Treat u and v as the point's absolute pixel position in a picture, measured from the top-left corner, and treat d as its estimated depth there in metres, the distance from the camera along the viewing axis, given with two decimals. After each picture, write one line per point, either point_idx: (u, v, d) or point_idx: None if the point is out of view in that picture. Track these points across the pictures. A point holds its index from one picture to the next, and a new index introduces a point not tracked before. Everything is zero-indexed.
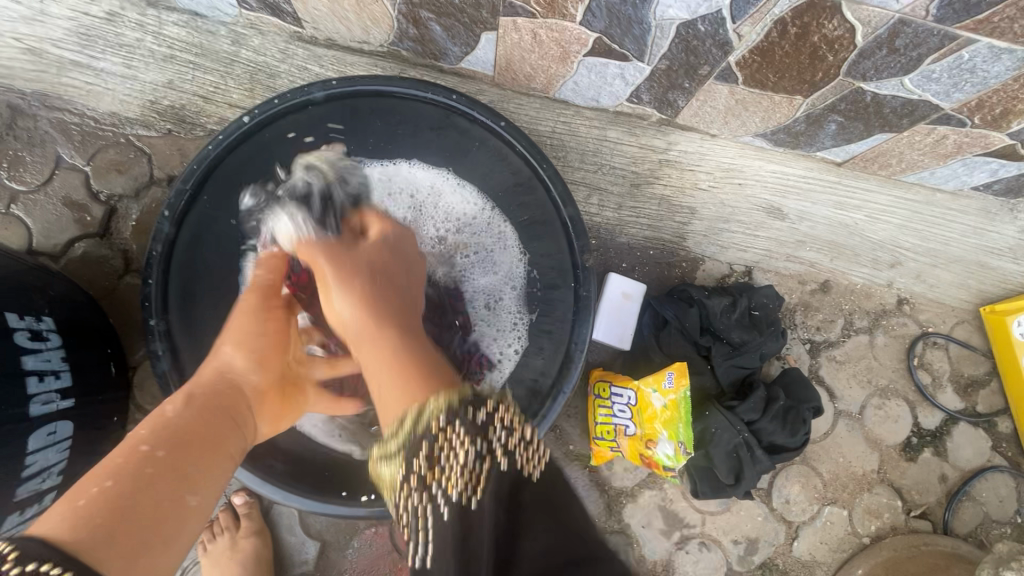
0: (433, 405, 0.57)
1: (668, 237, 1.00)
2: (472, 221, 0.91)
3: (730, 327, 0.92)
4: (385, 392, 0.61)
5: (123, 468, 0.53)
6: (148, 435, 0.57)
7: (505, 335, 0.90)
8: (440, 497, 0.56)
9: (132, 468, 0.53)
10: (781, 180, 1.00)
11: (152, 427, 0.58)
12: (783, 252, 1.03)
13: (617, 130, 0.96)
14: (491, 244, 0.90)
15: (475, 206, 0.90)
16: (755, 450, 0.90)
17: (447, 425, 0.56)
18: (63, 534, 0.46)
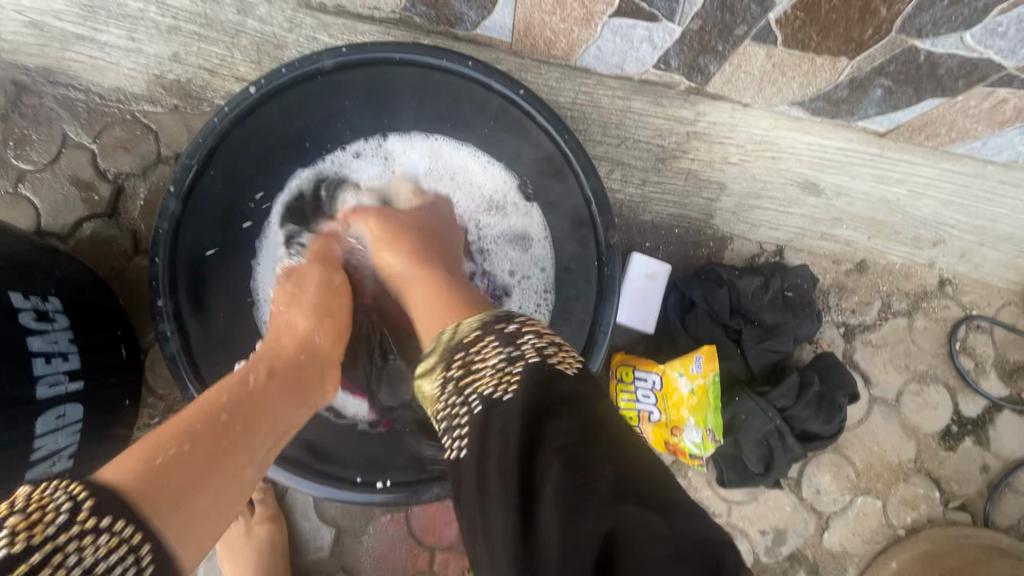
0: (465, 325, 0.59)
1: (695, 214, 0.95)
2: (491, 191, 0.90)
3: (762, 309, 0.87)
4: (430, 315, 0.68)
5: (203, 428, 0.52)
6: (229, 394, 0.58)
7: (527, 306, 0.89)
8: (475, 403, 0.51)
9: (214, 423, 0.53)
10: (817, 153, 0.94)
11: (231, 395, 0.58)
12: (818, 230, 0.97)
13: (642, 101, 0.91)
14: (509, 212, 0.90)
15: (493, 175, 0.90)
16: (787, 438, 0.86)
17: (477, 333, 0.57)
18: (136, 481, 0.45)
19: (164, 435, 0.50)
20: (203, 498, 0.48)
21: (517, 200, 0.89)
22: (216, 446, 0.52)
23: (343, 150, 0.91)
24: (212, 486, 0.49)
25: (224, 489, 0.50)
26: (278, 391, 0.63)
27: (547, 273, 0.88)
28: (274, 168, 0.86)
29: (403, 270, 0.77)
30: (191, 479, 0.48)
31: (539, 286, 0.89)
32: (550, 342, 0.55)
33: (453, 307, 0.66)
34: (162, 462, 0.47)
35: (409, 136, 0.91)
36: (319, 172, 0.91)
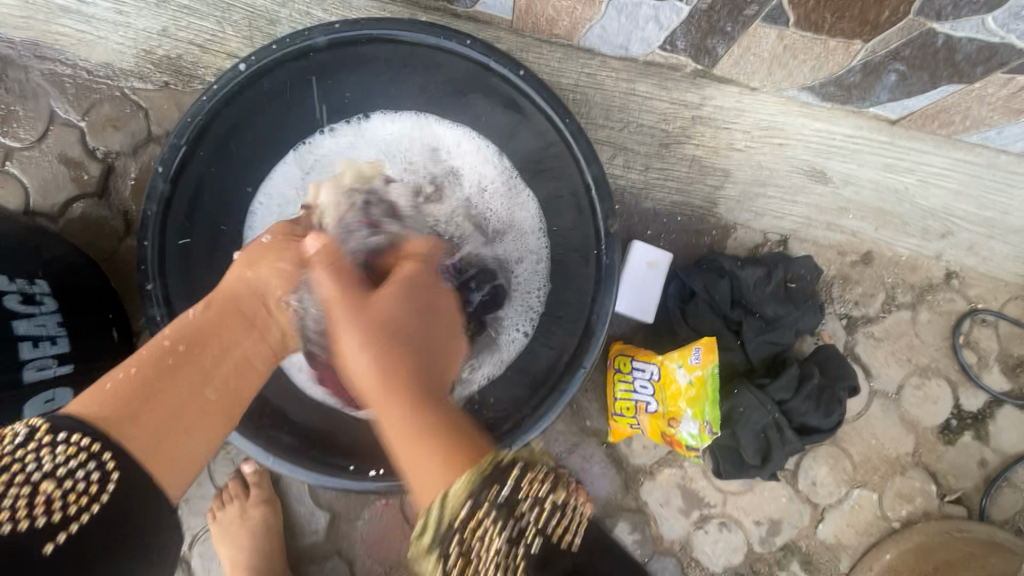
0: (456, 488, 0.48)
1: (698, 202, 0.93)
2: (483, 171, 0.88)
3: (764, 300, 0.86)
4: (406, 455, 0.51)
5: (157, 370, 0.56)
6: (172, 333, 0.60)
7: (528, 290, 0.86)
8: None
9: (164, 364, 0.57)
10: (826, 140, 0.91)
11: (148, 355, 0.58)
12: (823, 220, 0.95)
13: (646, 83, 0.88)
14: (508, 194, 0.87)
15: (488, 155, 0.87)
16: (785, 431, 0.85)
17: (473, 513, 0.49)
18: (89, 410, 0.52)
19: (150, 356, 0.58)
20: (147, 429, 0.54)
21: (516, 183, 0.86)
22: (148, 387, 0.55)
23: (326, 133, 0.88)
24: (179, 420, 0.56)
25: (168, 425, 0.55)
26: (234, 332, 0.63)
27: (543, 259, 0.86)
28: (268, 148, 0.84)
29: (370, 375, 0.57)
30: (156, 414, 0.55)
31: (535, 270, 0.86)
32: (551, 496, 0.55)
33: (443, 445, 0.50)
34: (117, 399, 0.53)
35: (394, 114, 0.88)
36: (302, 158, 0.88)
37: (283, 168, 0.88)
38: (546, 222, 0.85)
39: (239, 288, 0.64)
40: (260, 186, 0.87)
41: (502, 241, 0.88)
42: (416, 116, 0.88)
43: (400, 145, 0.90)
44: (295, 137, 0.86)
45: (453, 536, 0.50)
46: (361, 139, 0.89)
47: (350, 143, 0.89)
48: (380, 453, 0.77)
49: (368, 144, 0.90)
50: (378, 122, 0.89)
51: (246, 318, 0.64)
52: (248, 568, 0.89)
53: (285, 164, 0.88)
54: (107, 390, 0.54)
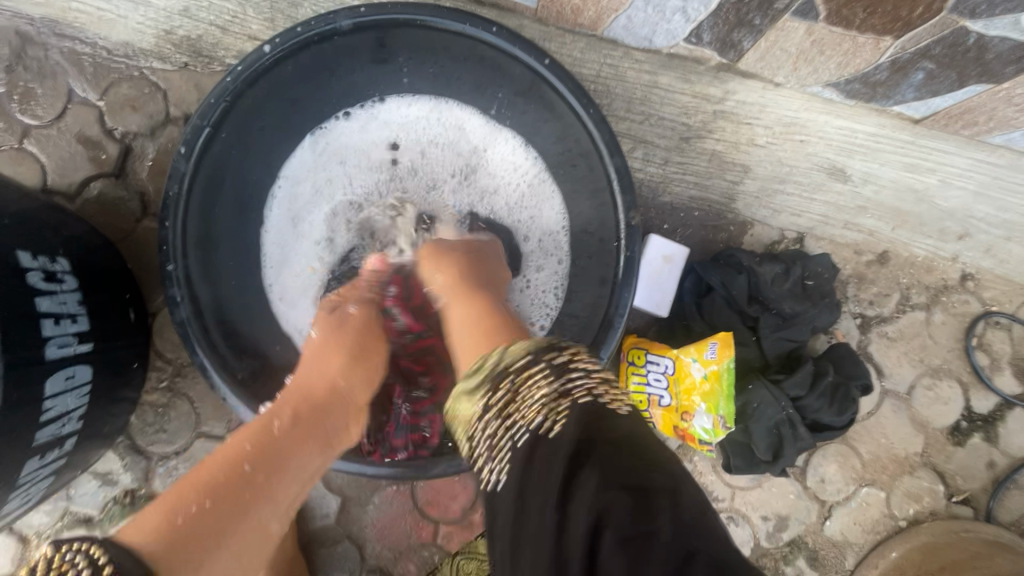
0: (510, 349, 0.55)
1: (716, 197, 0.92)
2: (502, 159, 0.89)
3: (781, 297, 0.86)
4: (464, 344, 0.62)
5: (228, 491, 0.51)
6: (252, 446, 0.57)
7: (546, 280, 0.88)
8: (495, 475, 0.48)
9: (238, 483, 0.52)
10: (847, 137, 0.90)
11: (221, 474, 0.53)
12: (841, 219, 0.94)
13: (669, 76, 0.87)
14: (525, 184, 0.88)
15: (505, 144, 0.88)
16: (798, 427, 0.85)
17: (519, 377, 0.51)
18: (157, 540, 0.46)
19: (219, 469, 0.53)
20: (224, 552, 0.48)
21: (537, 173, 0.87)
22: (215, 517, 0.49)
23: (343, 119, 0.88)
24: (244, 539, 0.50)
25: (234, 554, 0.49)
26: (316, 442, 0.62)
27: (560, 251, 0.87)
28: (288, 130, 0.84)
29: (439, 291, 0.74)
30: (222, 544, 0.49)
31: (552, 260, 0.87)
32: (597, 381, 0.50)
33: (493, 333, 0.60)
34: (179, 534, 0.47)
35: (410, 99, 0.88)
36: (318, 145, 0.88)
37: (299, 154, 0.88)
38: (567, 214, 0.85)
39: (322, 386, 0.67)
40: (277, 171, 0.87)
41: (519, 230, 0.89)
42: (430, 101, 0.88)
43: (412, 132, 0.90)
44: (313, 120, 0.86)
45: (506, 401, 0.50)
46: (374, 126, 0.90)
47: (365, 129, 0.89)
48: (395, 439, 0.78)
49: (382, 131, 0.90)
50: (394, 107, 0.89)
51: (321, 437, 0.63)
52: None
53: (300, 153, 0.88)
54: (175, 526, 0.47)
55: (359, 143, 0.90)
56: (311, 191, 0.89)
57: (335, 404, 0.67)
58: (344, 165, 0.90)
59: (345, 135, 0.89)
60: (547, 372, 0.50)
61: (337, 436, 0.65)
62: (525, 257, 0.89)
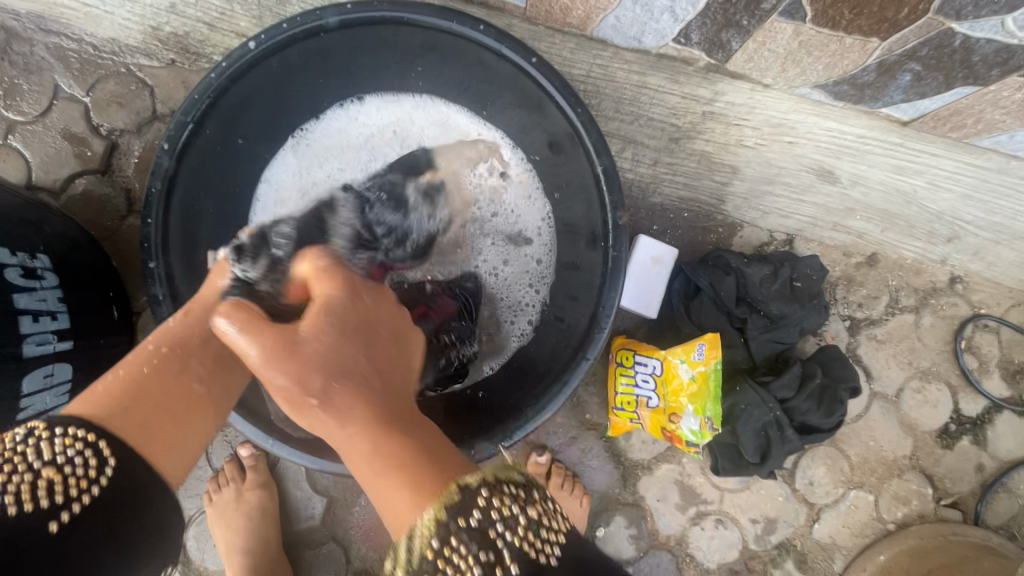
0: (425, 518, 0.41)
1: (706, 198, 0.93)
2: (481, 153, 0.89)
3: (769, 298, 0.84)
4: (360, 465, 0.44)
5: (121, 393, 0.51)
6: (153, 336, 0.55)
7: (531, 265, 0.88)
8: None
9: (141, 376, 0.52)
10: (836, 139, 0.90)
11: (114, 377, 0.52)
12: (830, 221, 0.95)
13: (658, 76, 0.87)
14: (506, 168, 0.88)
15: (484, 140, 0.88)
16: (785, 429, 0.84)
17: (444, 545, 0.41)
18: (92, 414, 0.50)
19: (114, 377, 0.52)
20: (129, 442, 0.50)
21: (521, 174, 0.88)
22: (116, 416, 0.50)
23: (323, 121, 0.88)
24: (173, 415, 0.52)
25: (153, 439, 0.51)
26: (222, 338, 0.58)
27: (541, 248, 0.88)
28: (271, 129, 0.83)
29: (293, 384, 0.47)
30: (150, 411, 0.51)
31: (536, 259, 0.88)
32: (531, 497, 0.48)
33: (418, 473, 0.42)
34: (119, 399, 0.51)
35: (385, 98, 0.89)
36: (298, 148, 0.89)
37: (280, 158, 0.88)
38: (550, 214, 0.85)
39: (215, 292, 0.60)
40: (262, 175, 0.87)
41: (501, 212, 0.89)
42: (402, 97, 0.88)
43: (384, 128, 0.90)
44: (296, 119, 0.85)
45: (428, 573, 0.42)
46: (347, 127, 0.90)
47: (338, 128, 0.89)
48: None
49: (355, 129, 0.90)
50: (368, 106, 0.89)
51: (227, 322, 0.59)
52: (244, 551, 0.89)
53: (282, 156, 0.88)
54: (96, 397, 0.51)
55: (331, 144, 0.90)
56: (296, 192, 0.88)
57: (241, 307, 0.61)
58: (324, 166, 0.90)
59: (322, 136, 0.89)
60: (487, 482, 0.45)
61: (250, 321, 0.62)
62: (512, 246, 0.89)
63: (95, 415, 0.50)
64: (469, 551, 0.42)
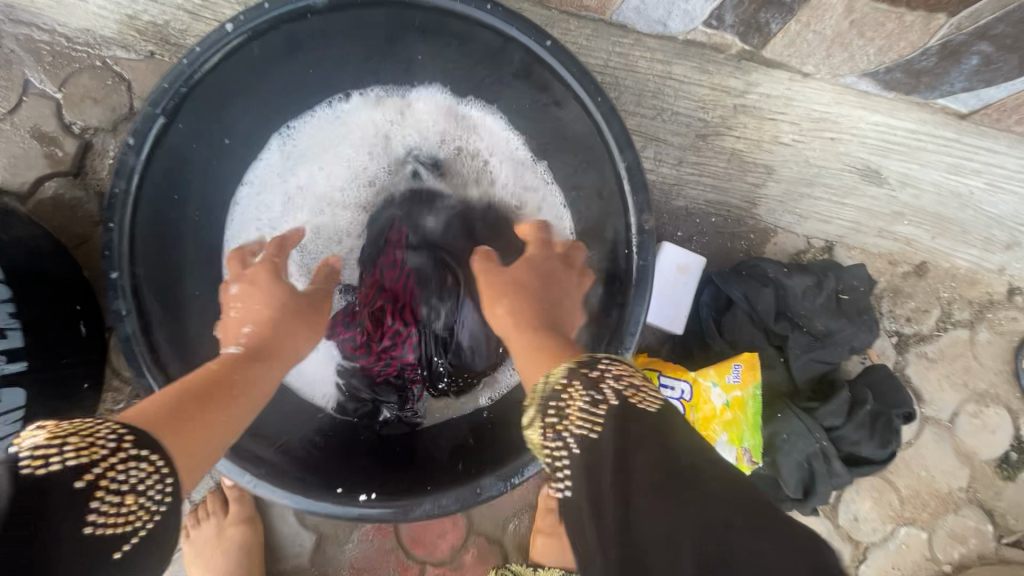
0: (553, 372, 0.48)
1: (736, 201, 0.83)
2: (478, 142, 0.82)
3: (814, 312, 0.74)
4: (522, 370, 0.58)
5: (224, 390, 0.50)
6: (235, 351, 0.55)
7: None
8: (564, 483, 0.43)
9: (209, 400, 0.49)
10: (884, 135, 0.81)
11: (224, 373, 0.52)
12: (875, 226, 0.85)
13: (684, 66, 0.78)
14: (507, 156, 0.82)
15: (486, 134, 0.82)
16: (834, 462, 0.74)
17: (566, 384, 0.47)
18: (143, 416, 0.45)
19: (222, 369, 0.52)
20: (191, 437, 0.46)
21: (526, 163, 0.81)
22: (204, 408, 0.48)
23: (305, 121, 0.81)
24: (212, 433, 0.48)
25: (196, 441, 0.46)
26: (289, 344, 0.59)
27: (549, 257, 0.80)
28: (250, 123, 0.75)
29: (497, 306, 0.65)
30: (198, 424, 0.47)
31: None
32: (628, 370, 0.48)
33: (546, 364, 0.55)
34: (173, 408, 0.47)
35: (379, 96, 0.82)
36: (283, 149, 0.82)
37: (261, 165, 0.81)
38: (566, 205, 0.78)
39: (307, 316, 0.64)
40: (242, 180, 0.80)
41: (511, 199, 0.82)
42: (382, 88, 0.81)
43: (369, 124, 0.83)
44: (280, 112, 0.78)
45: (544, 409, 0.46)
46: (328, 126, 0.83)
47: (318, 127, 0.82)
48: (371, 474, 0.67)
49: (334, 127, 0.83)
50: (360, 105, 0.82)
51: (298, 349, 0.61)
52: None
53: (266, 157, 0.81)
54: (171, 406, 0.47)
55: (313, 145, 0.83)
56: (280, 199, 0.83)
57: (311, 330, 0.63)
58: (307, 172, 0.83)
59: (302, 139, 0.82)
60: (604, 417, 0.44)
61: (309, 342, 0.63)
62: None
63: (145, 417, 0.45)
64: (581, 398, 0.45)
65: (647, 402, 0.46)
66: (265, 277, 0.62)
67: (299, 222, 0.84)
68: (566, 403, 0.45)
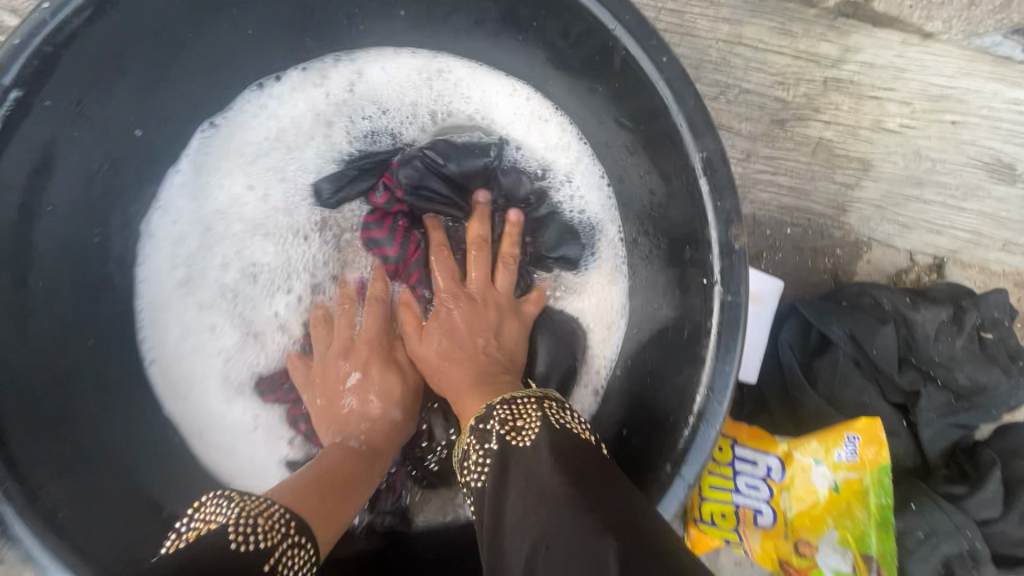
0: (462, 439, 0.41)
1: (820, 207, 0.63)
2: (468, 104, 0.59)
3: (951, 360, 0.54)
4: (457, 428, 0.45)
5: (347, 480, 0.43)
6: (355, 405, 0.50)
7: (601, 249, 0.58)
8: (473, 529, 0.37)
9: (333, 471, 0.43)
10: (1020, 119, 0.61)
11: (349, 465, 0.45)
12: (1001, 239, 0.65)
13: (759, 27, 0.59)
14: (516, 104, 0.58)
15: (483, 90, 0.58)
16: (989, 571, 0.52)
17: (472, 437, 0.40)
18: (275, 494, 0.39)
19: (340, 461, 0.45)
20: (331, 524, 0.39)
21: (539, 120, 0.58)
22: (331, 478, 0.42)
23: (222, 115, 0.58)
24: (331, 503, 0.40)
25: (328, 512, 0.40)
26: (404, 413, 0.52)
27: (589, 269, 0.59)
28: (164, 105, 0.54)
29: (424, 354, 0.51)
30: (326, 495, 0.41)
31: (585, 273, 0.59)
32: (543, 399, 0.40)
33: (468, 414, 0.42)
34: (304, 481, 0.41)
35: (319, 71, 0.58)
36: (196, 156, 0.58)
37: (170, 184, 0.57)
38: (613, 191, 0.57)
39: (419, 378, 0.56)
40: (144, 205, 0.56)
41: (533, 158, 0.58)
42: (321, 57, 0.58)
43: (309, 108, 0.59)
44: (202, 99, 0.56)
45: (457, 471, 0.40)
46: (253, 117, 0.58)
47: (242, 123, 0.58)
48: None
49: (262, 116, 0.58)
50: (298, 84, 0.58)
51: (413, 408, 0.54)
52: None
53: (178, 172, 0.57)
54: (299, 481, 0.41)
55: (235, 147, 0.58)
56: (201, 230, 0.58)
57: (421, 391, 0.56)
58: (234, 186, 0.58)
59: (223, 141, 0.58)
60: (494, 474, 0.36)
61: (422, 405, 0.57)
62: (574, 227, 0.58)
63: (282, 493, 0.39)
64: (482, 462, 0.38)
65: (527, 433, 0.36)
66: (378, 360, 0.53)
67: (237, 263, 0.58)
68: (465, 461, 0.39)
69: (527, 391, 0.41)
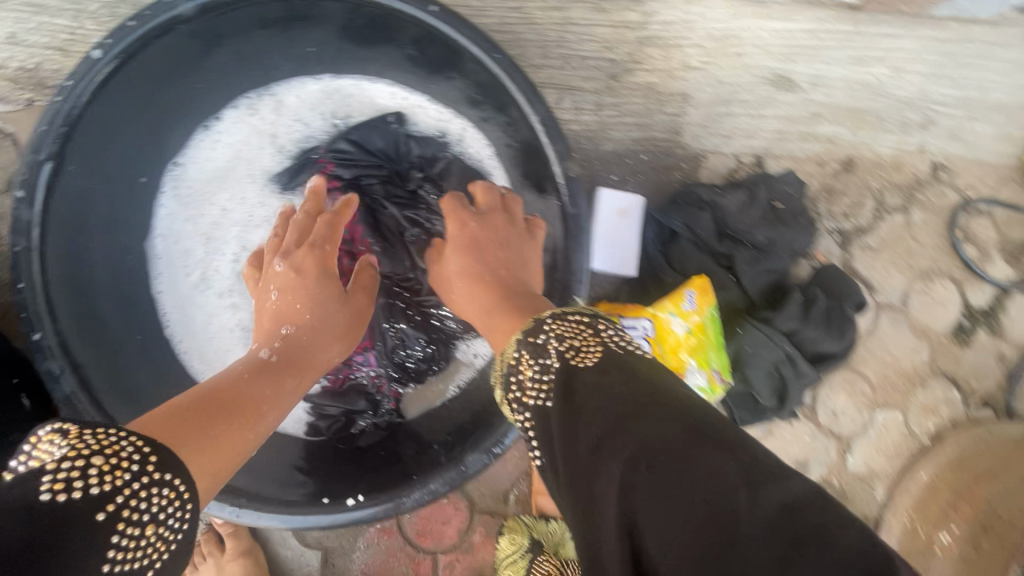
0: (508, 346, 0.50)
1: (661, 134, 0.83)
2: (368, 105, 0.78)
3: (752, 226, 0.76)
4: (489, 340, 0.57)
5: (238, 409, 0.47)
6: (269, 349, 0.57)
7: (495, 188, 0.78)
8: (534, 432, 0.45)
9: (223, 402, 0.47)
10: (784, 41, 0.83)
11: (247, 390, 0.50)
12: (797, 131, 0.86)
13: (581, 9, 0.79)
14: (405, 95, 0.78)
15: (375, 94, 0.78)
16: (800, 364, 0.75)
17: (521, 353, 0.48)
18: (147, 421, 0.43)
19: (244, 386, 0.51)
20: (207, 449, 0.42)
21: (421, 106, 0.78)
22: (217, 411, 0.46)
23: (188, 154, 0.76)
24: (219, 432, 0.44)
25: (215, 439, 0.44)
26: (307, 347, 0.58)
27: None
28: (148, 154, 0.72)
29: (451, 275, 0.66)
30: (206, 425, 0.44)
31: None
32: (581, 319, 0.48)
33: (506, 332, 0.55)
34: (192, 407, 0.45)
35: (251, 104, 0.77)
36: (178, 193, 0.76)
37: (165, 213, 0.76)
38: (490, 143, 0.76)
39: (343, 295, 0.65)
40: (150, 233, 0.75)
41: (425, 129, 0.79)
42: (249, 94, 0.76)
43: (253, 136, 0.77)
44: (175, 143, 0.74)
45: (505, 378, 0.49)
46: (213, 151, 0.77)
47: (206, 157, 0.77)
48: (357, 479, 0.67)
49: (219, 150, 0.77)
50: (237, 122, 0.77)
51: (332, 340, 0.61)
52: None
53: (167, 206, 0.76)
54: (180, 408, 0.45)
55: (205, 176, 0.77)
56: (200, 242, 0.77)
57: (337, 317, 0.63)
58: (217, 207, 0.77)
59: (194, 173, 0.76)
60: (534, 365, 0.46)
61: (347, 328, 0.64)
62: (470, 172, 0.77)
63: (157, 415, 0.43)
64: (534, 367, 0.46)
65: (588, 356, 0.44)
66: (312, 264, 0.64)
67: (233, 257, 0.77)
68: (519, 374, 0.47)
69: (578, 312, 0.49)
